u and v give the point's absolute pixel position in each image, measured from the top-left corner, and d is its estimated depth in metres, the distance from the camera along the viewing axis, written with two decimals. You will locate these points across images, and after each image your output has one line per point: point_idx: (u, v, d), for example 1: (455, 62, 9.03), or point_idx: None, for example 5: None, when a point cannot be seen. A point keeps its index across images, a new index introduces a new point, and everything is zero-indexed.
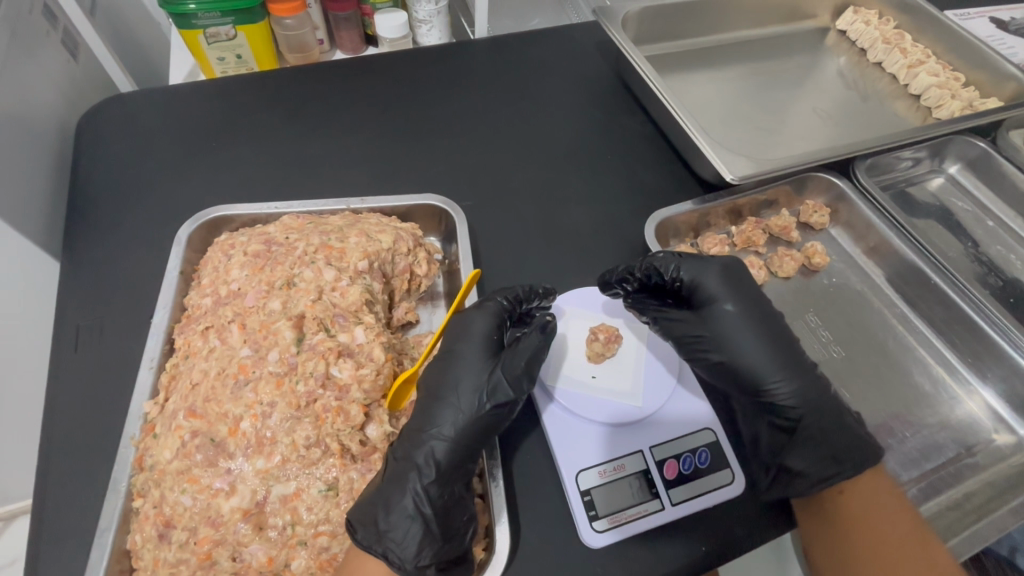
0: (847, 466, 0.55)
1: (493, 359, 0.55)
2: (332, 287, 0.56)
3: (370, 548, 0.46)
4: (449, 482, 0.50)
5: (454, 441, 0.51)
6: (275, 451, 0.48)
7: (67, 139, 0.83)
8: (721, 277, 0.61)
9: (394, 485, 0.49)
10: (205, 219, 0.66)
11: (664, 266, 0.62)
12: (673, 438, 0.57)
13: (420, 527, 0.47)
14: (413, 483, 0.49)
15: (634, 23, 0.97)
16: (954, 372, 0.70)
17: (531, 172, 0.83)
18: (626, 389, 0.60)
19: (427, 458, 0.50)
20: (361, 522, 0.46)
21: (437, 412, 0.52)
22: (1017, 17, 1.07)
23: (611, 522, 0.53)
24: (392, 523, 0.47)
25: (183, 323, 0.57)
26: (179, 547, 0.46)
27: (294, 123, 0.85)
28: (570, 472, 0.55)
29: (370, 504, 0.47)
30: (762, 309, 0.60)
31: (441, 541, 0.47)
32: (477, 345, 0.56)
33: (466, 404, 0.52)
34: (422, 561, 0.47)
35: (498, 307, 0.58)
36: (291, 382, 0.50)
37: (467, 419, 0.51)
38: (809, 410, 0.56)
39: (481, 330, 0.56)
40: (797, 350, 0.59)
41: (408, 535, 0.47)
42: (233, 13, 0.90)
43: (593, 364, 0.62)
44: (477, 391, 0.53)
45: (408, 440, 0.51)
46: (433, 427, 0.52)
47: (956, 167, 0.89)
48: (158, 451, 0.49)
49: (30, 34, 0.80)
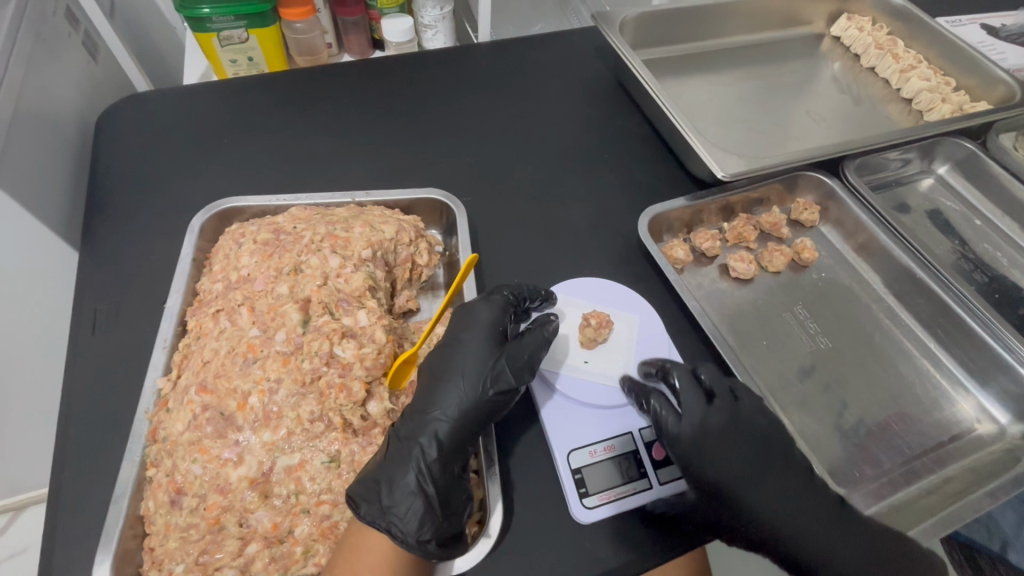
0: None
1: (496, 347, 0.58)
2: (337, 274, 0.59)
3: (373, 523, 0.47)
4: (450, 460, 0.52)
5: (457, 421, 0.53)
6: (280, 425, 0.50)
7: (86, 135, 0.87)
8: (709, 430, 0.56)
9: (396, 462, 0.50)
10: (217, 210, 0.69)
11: (659, 422, 0.55)
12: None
13: (421, 504, 0.48)
14: (416, 458, 0.50)
15: (633, 28, 1.00)
16: (939, 365, 0.71)
17: (531, 170, 0.86)
18: (616, 374, 0.63)
19: (431, 436, 0.52)
20: (362, 498, 0.48)
21: (440, 395, 0.55)
22: (1010, 23, 1.10)
23: (601, 499, 0.55)
24: (395, 499, 0.49)
25: (195, 306, 0.60)
26: (189, 513, 0.49)
27: (303, 122, 0.88)
28: (562, 451, 0.58)
29: (372, 481, 0.49)
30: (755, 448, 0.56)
31: (440, 518, 0.48)
32: (483, 332, 0.58)
33: (471, 388, 0.55)
34: (423, 535, 0.47)
35: (503, 300, 0.61)
36: (298, 360, 0.53)
37: (465, 399, 0.54)
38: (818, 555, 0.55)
39: (487, 320, 0.59)
40: (804, 484, 0.55)
41: (411, 510, 0.48)
42: (246, 17, 0.94)
43: (586, 350, 0.65)
44: (480, 377, 0.55)
45: (412, 421, 0.53)
46: (436, 411, 0.54)
47: (945, 168, 0.91)
48: (171, 423, 0.52)
49: (53, 36, 0.85)
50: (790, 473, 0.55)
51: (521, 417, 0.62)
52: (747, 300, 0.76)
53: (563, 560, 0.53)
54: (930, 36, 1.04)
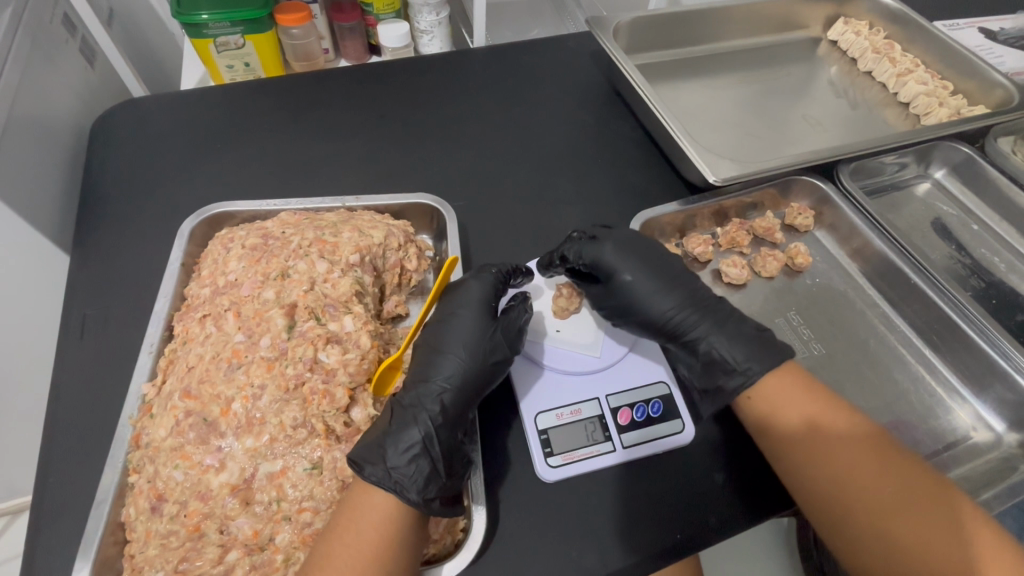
0: (752, 373, 0.58)
1: (489, 323, 0.59)
2: (324, 279, 0.59)
3: (380, 483, 0.48)
4: (453, 427, 0.54)
5: (459, 389, 0.55)
6: (263, 431, 0.50)
7: (80, 138, 0.87)
8: (616, 249, 0.66)
9: (403, 425, 0.52)
10: (208, 215, 0.69)
11: (571, 249, 0.67)
12: (629, 387, 0.62)
13: (427, 463, 0.50)
14: (421, 416, 0.53)
15: (628, 32, 1.00)
16: (935, 371, 0.70)
17: (523, 174, 0.85)
18: (587, 341, 0.65)
19: (435, 398, 0.54)
20: (365, 458, 0.49)
21: (437, 365, 0.57)
22: (1008, 27, 1.09)
23: (565, 458, 0.58)
24: (400, 461, 0.50)
25: (182, 311, 0.60)
26: (170, 519, 0.48)
27: (296, 127, 0.88)
28: (529, 413, 0.60)
29: (376, 443, 0.51)
30: (657, 264, 0.66)
31: (445, 478, 0.51)
32: (476, 308, 0.60)
33: (470, 359, 0.57)
34: (428, 494, 0.49)
35: (494, 278, 0.63)
36: (282, 365, 0.53)
37: (463, 369, 0.56)
38: (710, 340, 0.61)
39: (479, 297, 0.61)
40: (689, 288, 0.65)
41: (417, 471, 0.50)
42: (242, 23, 0.94)
43: (558, 319, 0.67)
44: (477, 350, 0.57)
45: (416, 389, 0.55)
46: (434, 379, 0.56)
47: (942, 173, 0.90)
48: (154, 429, 0.52)
49: (50, 42, 0.85)
50: (678, 281, 0.66)
51: (509, 422, 0.61)
52: (739, 306, 0.76)
53: (548, 568, 0.52)
54: (928, 39, 1.03)
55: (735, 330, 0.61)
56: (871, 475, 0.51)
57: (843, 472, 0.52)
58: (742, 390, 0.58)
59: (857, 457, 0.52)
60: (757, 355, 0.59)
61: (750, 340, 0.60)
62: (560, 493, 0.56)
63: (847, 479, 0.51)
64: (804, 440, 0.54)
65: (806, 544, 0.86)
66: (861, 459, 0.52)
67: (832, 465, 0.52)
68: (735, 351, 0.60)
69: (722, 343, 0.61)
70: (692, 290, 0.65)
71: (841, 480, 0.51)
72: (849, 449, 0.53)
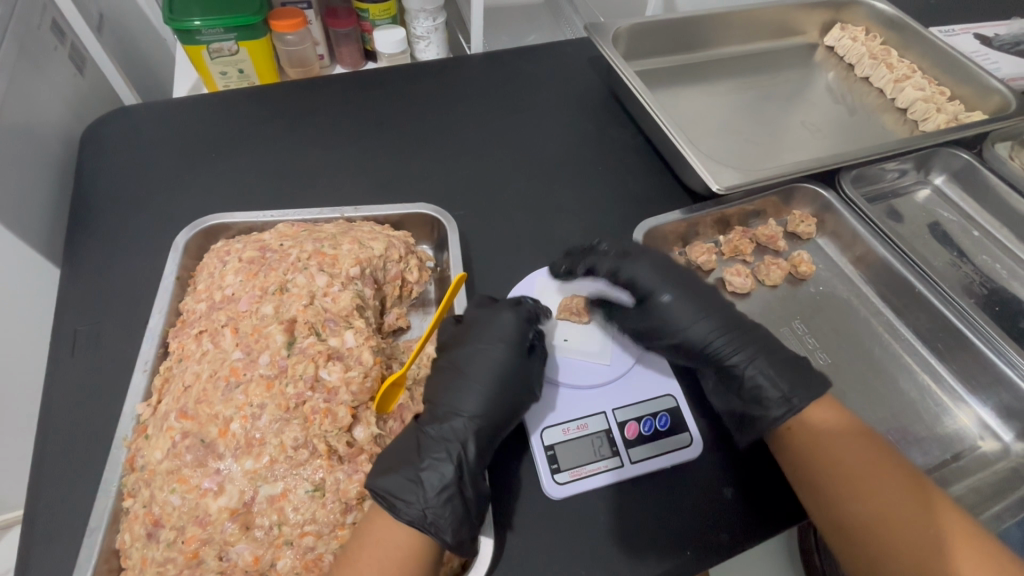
0: (798, 400, 0.57)
1: (518, 355, 0.58)
2: (323, 293, 0.57)
3: (415, 522, 0.48)
4: (479, 463, 0.53)
5: (489, 426, 0.55)
6: (263, 452, 0.49)
7: (70, 147, 0.85)
8: (651, 267, 0.66)
9: (436, 461, 0.51)
10: (202, 228, 0.68)
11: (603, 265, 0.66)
12: (638, 401, 0.61)
13: (461, 504, 0.49)
14: (456, 453, 0.52)
15: (625, 39, 1.00)
16: (942, 381, 0.70)
17: (523, 182, 0.84)
18: (595, 350, 0.65)
19: (469, 435, 0.53)
20: (391, 492, 0.49)
21: (463, 399, 0.56)
22: (1003, 33, 1.10)
23: (572, 475, 0.56)
24: (435, 501, 0.49)
25: (177, 327, 0.58)
26: (167, 546, 0.47)
27: (292, 135, 0.87)
28: (536, 429, 0.59)
29: (406, 481, 0.49)
30: (694, 288, 0.66)
31: (476, 519, 0.50)
32: (507, 343, 0.58)
33: (499, 394, 0.56)
34: (462, 535, 0.48)
35: (524, 314, 0.61)
36: (281, 384, 0.51)
37: (490, 405, 0.55)
38: (749, 362, 0.61)
39: (512, 328, 0.59)
40: (725, 309, 0.65)
41: (451, 511, 0.49)
42: (236, 30, 0.93)
43: (564, 328, 0.67)
44: (507, 381, 0.56)
45: (442, 424, 0.54)
46: (464, 410, 0.55)
47: (941, 179, 0.91)
48: (149, 451, 0.50)
49: (38, 49, 0.83)
50: (715, 305, 0.65)
51: (513, 438, 0.60)
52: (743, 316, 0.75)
53: None
54: (924, 45, 1.03)
55: (780, 358, 0.61)
56: (881, 483, 0.52)
57: (872, 507, 0.51)
58: (786, 419, 0.57)
59: (881, 488, 0.52)
60: (798, 384, 0.59)
61: (793, 369, 0.60)
62: (566, 511, 0.55)
63: (869, 492, 0.52)
64: (825, 478, 0.53)
65: (807, 548, 0.85)
66: (883, 482, 0.52)
67: (851, 477, 0.52)
68: (779, 380, 0.59)
69: (761, 368, 0.60)
70: (729, 313, 0.64)
71: (868, 513, 0.51)
72: (872, 479, 0.52)
